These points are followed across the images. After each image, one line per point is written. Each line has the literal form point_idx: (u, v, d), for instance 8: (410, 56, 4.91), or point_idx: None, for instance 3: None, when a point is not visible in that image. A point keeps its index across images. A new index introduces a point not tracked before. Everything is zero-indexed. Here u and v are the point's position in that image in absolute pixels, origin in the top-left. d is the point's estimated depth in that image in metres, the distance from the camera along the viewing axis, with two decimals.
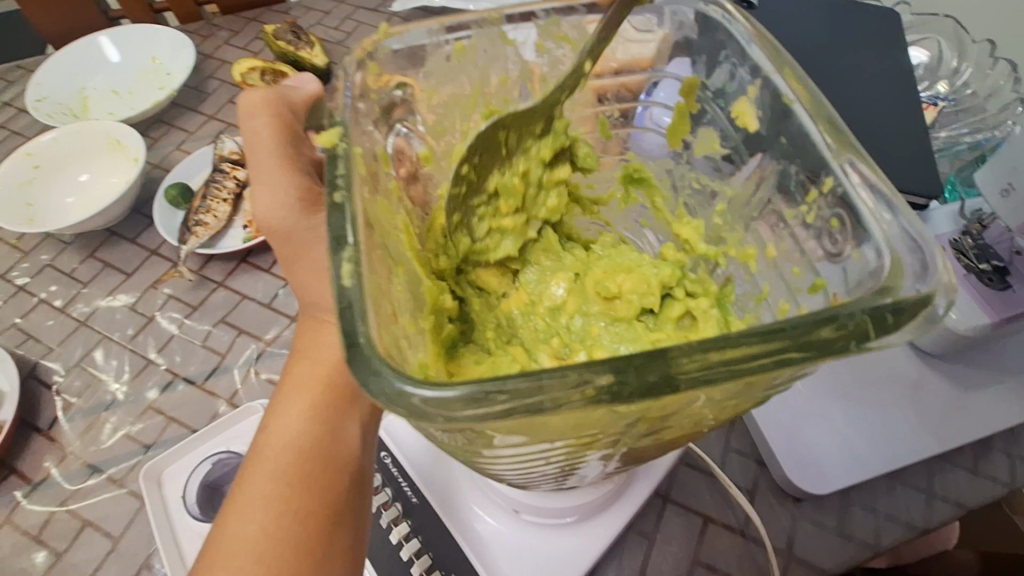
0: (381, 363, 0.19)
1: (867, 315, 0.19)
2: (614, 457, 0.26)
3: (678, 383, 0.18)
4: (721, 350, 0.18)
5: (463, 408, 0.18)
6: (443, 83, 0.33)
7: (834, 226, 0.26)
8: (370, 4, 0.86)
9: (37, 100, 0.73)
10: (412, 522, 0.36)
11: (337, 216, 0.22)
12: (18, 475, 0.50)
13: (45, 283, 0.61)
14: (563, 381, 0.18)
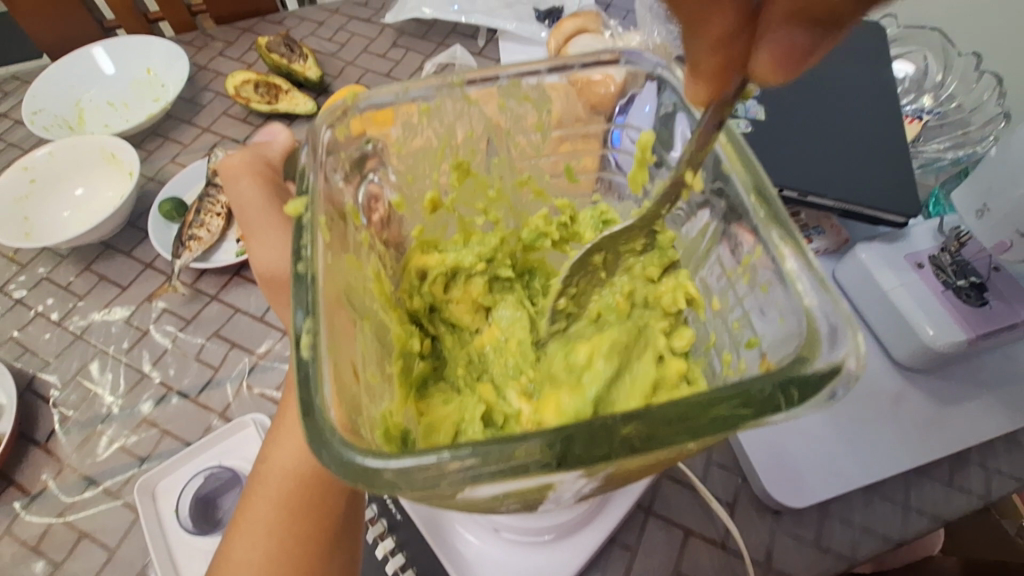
0: (336, 435, 0.21)
1: (777, 389, 0.22)
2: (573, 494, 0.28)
3: (618, 444, 0.20)
4: (646, 421, 0.21)
5: (421, 474, 0.20)
6: (410, 137, 0.34)
7: (765, 290, 0.28)
8: (363, 14, 0.87)
9: (32, 112, 0.74)
10: (396, 537, 0.37)
11: (301, 286, 0.25)
12: (17, 487, 0.51)
13: (42, 296, 0.62)
14: (507, 456, 0.20)
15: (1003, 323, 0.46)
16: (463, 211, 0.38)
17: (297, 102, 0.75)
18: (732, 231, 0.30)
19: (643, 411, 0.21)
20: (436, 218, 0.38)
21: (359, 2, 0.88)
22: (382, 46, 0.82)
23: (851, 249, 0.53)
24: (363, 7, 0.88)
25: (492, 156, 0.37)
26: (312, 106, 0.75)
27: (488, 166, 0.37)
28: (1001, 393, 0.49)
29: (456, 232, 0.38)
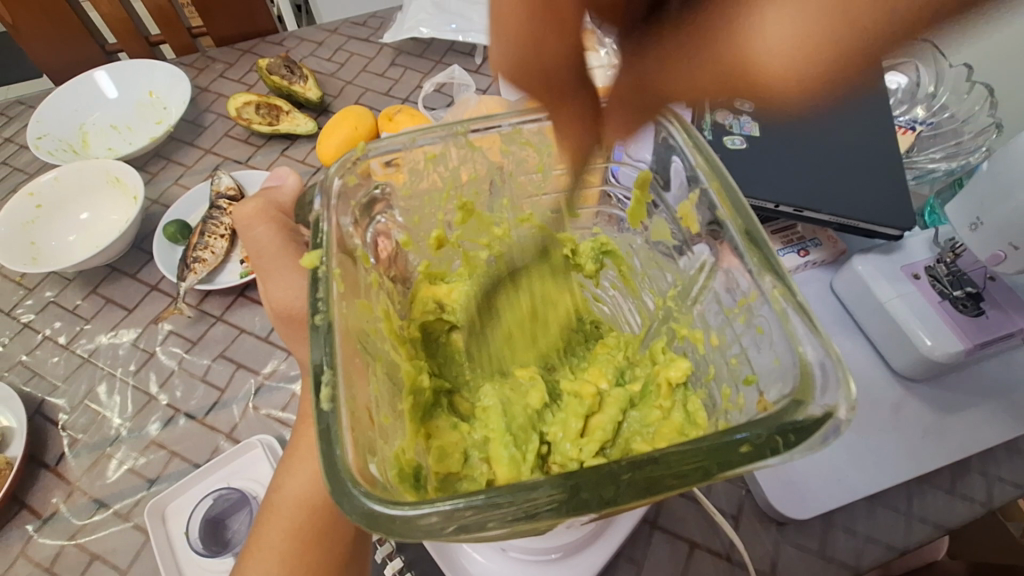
0: (356, 486, 0.22)
1: (771, 434, 0.23)
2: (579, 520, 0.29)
3: (622, 486, 0.21)
4: (647, 469, 0.22)
5: (433, 524, 0.21)
6: (417, 180, 0.35)
7: (760, 331, 0.28)
8: (361, 34, 0.88)
9: (37, 137, 0.75)
10: (405, 556, 0.38)
11: (318, 336, 0.26)
12: (30, 510, 0.53)
13: (50, 319, 0.63)
14: (515, 505, 0.21)
15: (1000, 332, 0.47)
16: (468, 245, 0.39)
17: (298, 122, 0.75)
18: (726, 269, 0.31)
19: (643, 458, 0.22)
20: (442, 254, 0.39)
21: (357, 22, 0.90)
22: (381, 65, 0.84)
23: (848, 261, 0.54)
24: (361, 27, 0.89)
25: (495, 197, 0.38)
26: (313, 125, 0.75)
27: (491, 207, 0.38)
28: (1000, 401, 0.50)
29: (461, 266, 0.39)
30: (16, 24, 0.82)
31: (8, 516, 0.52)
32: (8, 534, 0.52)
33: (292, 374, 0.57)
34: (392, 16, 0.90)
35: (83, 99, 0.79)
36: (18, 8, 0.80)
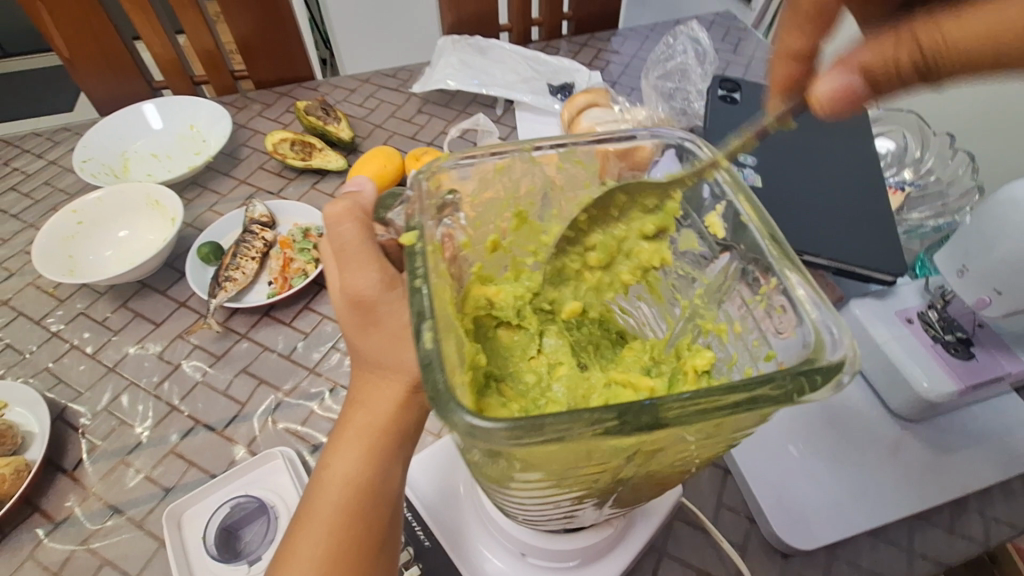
0: (455, 402, 0.20)
1: (798, 377, 0.21)
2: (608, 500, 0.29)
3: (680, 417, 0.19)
4: (704, 398, 0.20)
5: (501, 436, 0.19)
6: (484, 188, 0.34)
7: (779, 312, 0.28)
8: (391, 84, 0.95)
9: (83, 160, 0.79)
10: (421, 565, 0.39)
11: (418, 296, 0.23)
12: (44, 514, 0.53)
13: (79, 330, 0.65)
14: (583, 422, 0.19)
15: (988, 376, 0.50)
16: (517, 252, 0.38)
17: (329, 158, 0.81)
18: (749, 269, 0.31)
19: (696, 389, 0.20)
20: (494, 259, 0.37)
21: (387, 74, 0.97)
22: (408, 112, 0.90)
23: (845, 305, 0.58)
24: (391, 77, 0.96)
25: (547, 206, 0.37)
26: (343, 163, 0.80)
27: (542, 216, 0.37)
28: (994, 443, 0.52)
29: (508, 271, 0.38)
30: (74, 59, 0.88)
31: (21, 519, 0.53)
32: (20, 537, 0.52)
33: (312, 392, 0.59)
34: (420, 70, 0.98)
35: (128, 129, 0.84)
36: (78, 45, 0.87)
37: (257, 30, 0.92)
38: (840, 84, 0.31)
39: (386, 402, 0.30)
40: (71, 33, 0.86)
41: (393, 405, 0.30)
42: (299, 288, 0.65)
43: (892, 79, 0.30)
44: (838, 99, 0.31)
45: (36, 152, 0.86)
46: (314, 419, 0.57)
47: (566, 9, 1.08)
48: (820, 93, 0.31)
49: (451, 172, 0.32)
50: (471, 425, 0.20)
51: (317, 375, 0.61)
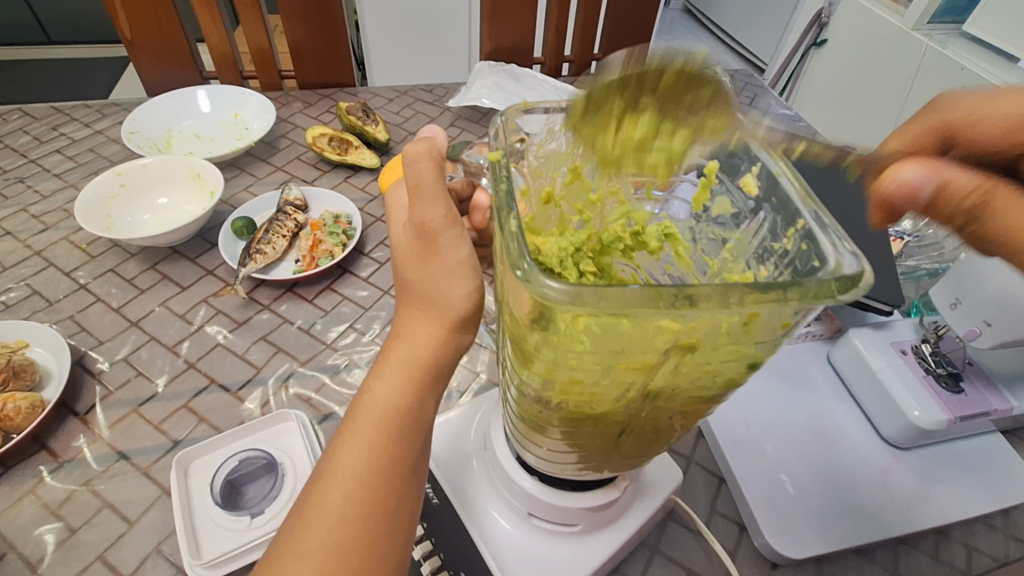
0: (522, 263, 0.19)
1: (830, 280, 0.19)
2: (622, 441, 0.28)
3: (732, 302, 0.18)
4: (751, 289, 0.18)
5: (561, 297, 0.18)
6: (549, 140, 0.33)
7: (804, 249, 0.27)
8: (427, 97, 1.01)
9: (130, 131, 0.82)
10: (427, 526, 0.40)
11: (498, 166, 0.25)
12: (48, 453, 0.53)
13: (106, 284, 0.67)
14: (632, 290, 0.18)
15: (977, 410, 0.53)
16: (567, 209, 0.35)
17: (364, 156, 0.85)
18: (773, 215, 0.30)
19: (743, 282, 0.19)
20: (545, 212, 0.34)
21: (424, 88, 1.03)
22: (441, 124, 0.95)
23: (843, 335, 0.61)
24: (428, 92, 1.02)
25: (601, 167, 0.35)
26: (377, 161, 0.85)
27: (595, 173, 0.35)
28: (980, 478, 0.54)
29: (556, 226, 0.34)
30: (135, 41, 0.93)
31: (25, 455, 0.53)
32: (21, 471, 0.52)
33: (327, 364, 0.61)
34: (456, 88, 1.04)
35: (177, 109, 0.88)
36: (141, 27, 0.92)
37: (310, 35, 0.98)
38: (915, 184, 0.34)
39: (429, 338, 0.33)
40: (137, 16, 0.91)
41: (435, 341, 0.33)
42: (326, 268, 0.68)
43: (946, 211, 0.35)
44: (908, 193, 0.34)
45: (84, 121, 0.90)
46: (327, 390, 0.59)
47: (596, 50, 1.16)
48: (899, 179, 0.34)
49: (520, 122, 0.32)
50: (552, 294, 0.18)
51: (333, 350, 0.63)
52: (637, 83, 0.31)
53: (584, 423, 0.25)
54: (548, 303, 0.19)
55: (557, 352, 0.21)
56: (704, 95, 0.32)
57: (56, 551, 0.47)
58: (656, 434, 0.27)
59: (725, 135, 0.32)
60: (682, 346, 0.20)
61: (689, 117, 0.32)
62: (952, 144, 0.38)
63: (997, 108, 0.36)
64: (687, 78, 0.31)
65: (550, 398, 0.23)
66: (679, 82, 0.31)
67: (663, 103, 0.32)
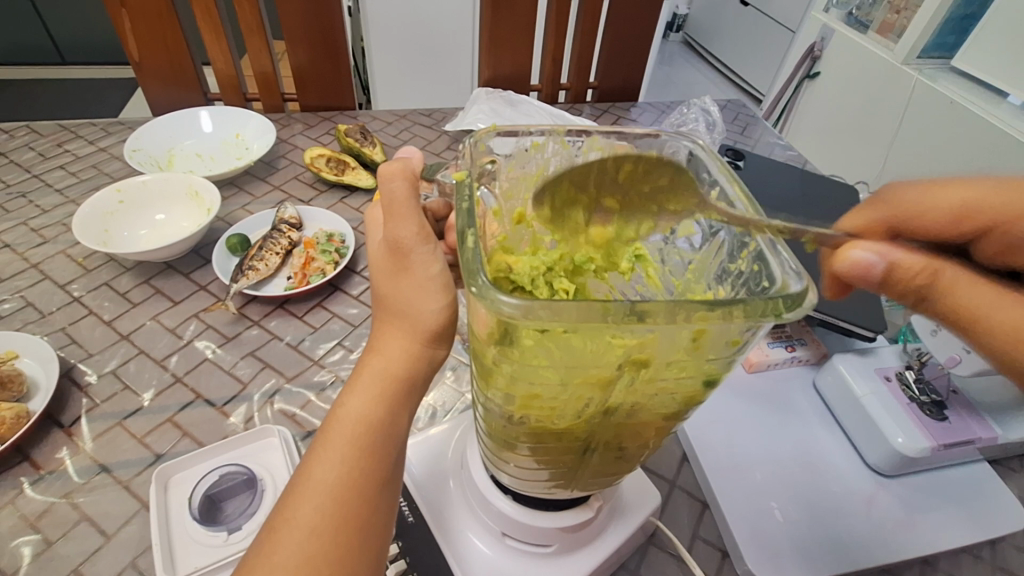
0: (480, 278, 0.20)
1: (774, 299, 0.19)
2: (585, 458, 0.28)
3: (677, 319, 0.19)
4: (693, 306, 0.19)
5: (512, 311, 0.19)
6: (521, 163, 0.34)
7: (758, 269, 0.28)
8: (425, 121, 1.04)
9: (132, 149, 0.84)
10: (401, 543, 0.39)
11: (464, 188, 0.26)
12: (31, 465, 0.53)
13: (99, 298, 0.68)
14: (582, 308, 0.19)
15: (961, 438, 0.53)
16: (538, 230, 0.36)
17: (360, 177, 0.87)
18: (733, 238, 0.31)
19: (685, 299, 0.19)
20: (517, 231, 0.35)
21: (423, 113, 1.06)
22: (438, 147, 0.98)
23: (829, 361, 0.61)
24: (426, 117, 1.05)
25: None
26: (372, 182, 0.87)
27: None
28: (966, 508, 0.54)
29: (528, 247, 0.36)
30: (142, 63, 0.96)
31: (8, 466, 0.53)
32: (3, 482, 0.52)
33: (314, 381, 0.62)
34: (453, 113, 1.06)
35: (179, 128, 0.90)
36: (149, 51, 0.95)
37: (313, 61, 1.01)
38: (867, 262, 0.34)
39: (402, 352, 0.34)
40: (146, 40, 0.94)
41: (407, 354, 0.34)
42: (316, 286, 0.69)
43: (897, 289, 0.35)
44: (861, 271, 0.34)
45: (89, 139, 0.92)
46: (312, 407, 0.59)
47: (592, 78, 1.19)
48: (851, 259, 0.34)
49: (491, 144, 0.32)
50: (508, 310, 0.19)
51: (320, 366, 0.63)
52: (596, 173, 0.34)
53: (548, 438, 0.25)
54: (505, 319, 0.19)
55: (518, 367, 0.21)
56: (661, 182, 0.34)
57: (32, 564, 0.47)
58: (622, 453, 0.28)
59: (685, 212, 0.34)
60: (635, 360, 0.20)
61: (651, 199, 0.35)
62: (899, 235, 0.38)
63: (936, 198, 0.38)
64: (644, 168, 0.34)
65: (512, 412, 0.23)
66: (636, 171, 0.34)
67: (625, 189, 0.35)
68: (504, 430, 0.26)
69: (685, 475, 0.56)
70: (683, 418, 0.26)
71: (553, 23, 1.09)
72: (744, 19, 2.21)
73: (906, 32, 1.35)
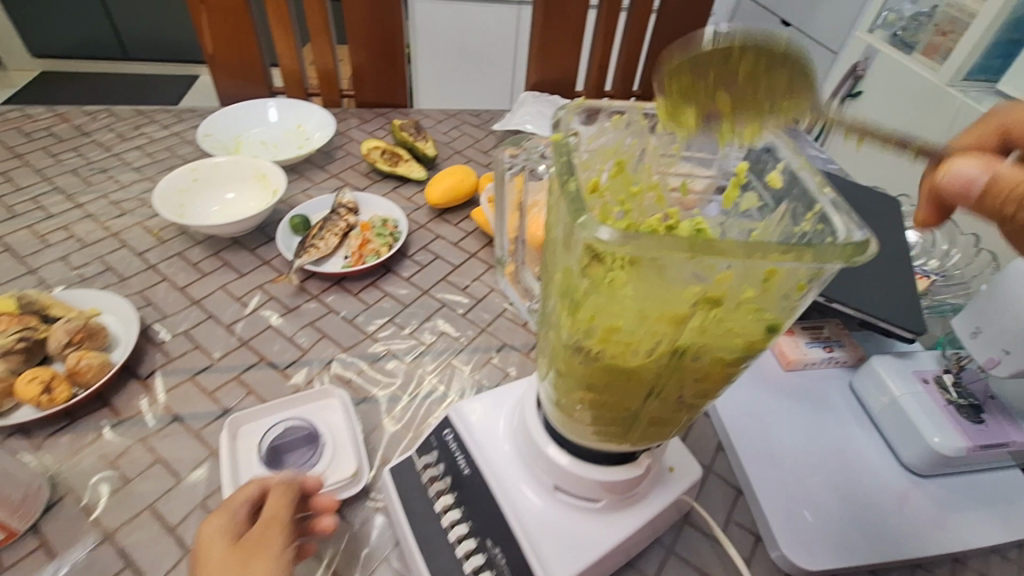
0: (580, 213, 0.23)
1: (844, 247, 0.22)
2: (648, 403, 0.30)
3: (755, 256, 0.21)
4: (770, 247, 0.21)
5: (610, 240, 0.22)
6: (600, 135, 0.37)
7: (822, 228, 0.31)
8: (473, 121, 1.09)
9: (204, 134, 0.90)
10: (456, 495, 0.43)
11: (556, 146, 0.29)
12: (111, 409, 0.57)
13: (173, 266, 0.73)
14: (671, 243, 0.21)
15: (998, 440, 0.54)
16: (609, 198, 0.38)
17: (412, 168, 0.92)
18: (797, 208, 0.34)
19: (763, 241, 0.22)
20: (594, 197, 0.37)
21: (471, 113, 1.11)
22: (486, 144, 1.03)
23: (866, 363, 0.63)
24: (474, 117, 1.10)
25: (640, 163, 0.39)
26: (423, 174, 0.91)
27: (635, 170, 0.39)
28: (1004, 511, 0.54)
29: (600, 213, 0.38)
30: (215, 56, 1.02)
31: (89, 410, 0.57)
32: (86, 424, 0.56)
33: (368, 353, 0.65)
34: (501, 115, 1.11)
35: (247, 116, 0.96)
36: (222, 45, 1.02)
37: (372, 59, 1.07)
38: (967, 176, 0.37)
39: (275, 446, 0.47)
40: (220, 34, 1.00)
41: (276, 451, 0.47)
42: (371, 266, 0.73)
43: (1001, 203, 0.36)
44: (960, 184, 0.37)
45: (164, 124, 0.98)
46: (366, 376, 0.63)
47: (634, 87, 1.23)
48: (952, 171, 0.37)
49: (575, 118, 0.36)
50: (605, 238, 0.22)
51: (373, 340, 0.67)
52: (715, 66, 0.37)
53: (617, 377, 0.28)
54: (600, 247, 0.22)
55: (602, 297, 0.24)
56: (779, 81, 0.38)
57: (111, 498, 0.51)
58: (680, 401, 0.30)
59: (795, 114, 0.38)
60: (710, 297, 0.23)
61: (768, 98, 0.38)
62: (1010, 144, 0.43)
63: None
64: (766, 62, 0.37)
65: (591, 345, 0.26)
66: (756, 68, 0.37)
67: (743, 84, 0.38)
68: (577, 367, 0.29)
69: (720, 462, 0.58)
70: (741, 367, 0.29)
71: (601, 31, 1.13)
72: None
73: (952, 54, 1.35)
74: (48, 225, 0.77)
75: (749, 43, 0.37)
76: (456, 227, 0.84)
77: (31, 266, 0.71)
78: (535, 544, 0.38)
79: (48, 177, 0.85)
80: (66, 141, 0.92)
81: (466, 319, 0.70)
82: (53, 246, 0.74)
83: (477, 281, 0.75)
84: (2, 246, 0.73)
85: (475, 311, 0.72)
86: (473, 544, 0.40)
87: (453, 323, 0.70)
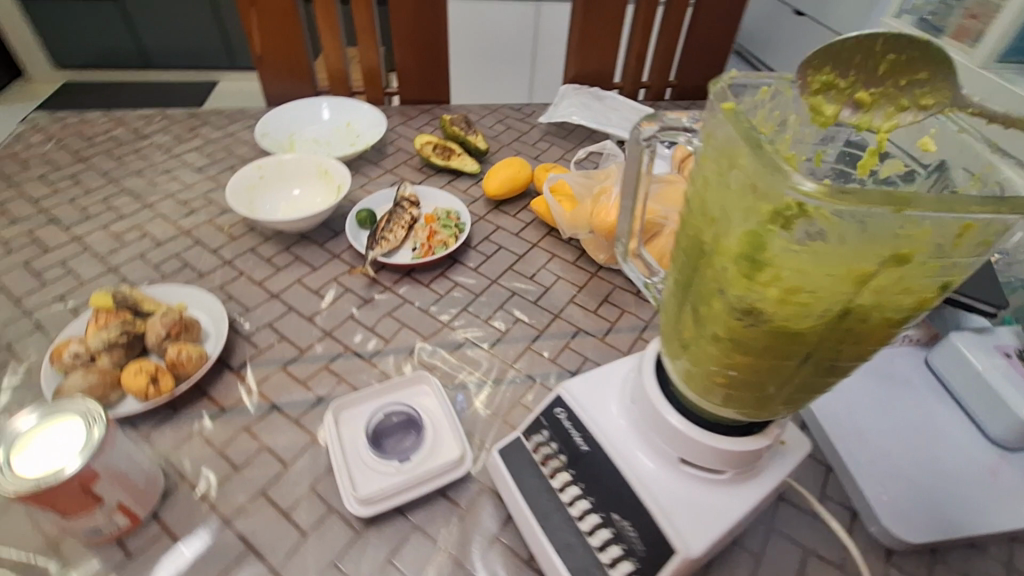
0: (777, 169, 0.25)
1: None
2: (804, 368, 0.32)
3: (958, 207, 0.23)
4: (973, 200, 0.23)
5: (817, 194, 0.23)
6: (749, 106, 0.38)
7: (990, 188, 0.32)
8: (517, 115, 1.10)
9: (262, 133, 0.92)
10: (575, 471, 0.44)
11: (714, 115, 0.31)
12: (211, 398, 0.59)
13: (247, 262, 0.75)
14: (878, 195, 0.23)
15: None
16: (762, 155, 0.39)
17: (466, 162, 0.93)
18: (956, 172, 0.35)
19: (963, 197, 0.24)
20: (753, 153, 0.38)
21: (514, 107, 1.12)
22: (532, 137, 1.04)
23: (944, 339, 0.63)
24: (517, 111, 1.11)
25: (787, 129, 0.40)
26: (477, 168, 0.92)
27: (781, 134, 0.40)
28: None
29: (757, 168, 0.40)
30: (264, 58, 1.04)
31: (189, 401, 0.58)
32: (188, 414, 0.57)
33: (448, 341, 0.66)
34: (543, 108, 1.12)
35: (299, 116, 0.97)
36: (270, 47, 1.03)
37: (416, 56, 1.08)
38: None
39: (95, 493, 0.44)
40: (269, 36, 1.02)
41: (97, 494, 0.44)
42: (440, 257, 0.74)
43: None
44: None
45: (217, 126, 1.00)
46: (450, 364, 0.64)
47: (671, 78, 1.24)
48: None
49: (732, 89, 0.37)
50: (811, 189, 0.23)
51: (452, 328, 0.68)
52: (861, 54, 0.34)
53: (781, 337, 0.30)
54: (803, 200, 0.24)
55: (790, 254, 0.26)
56: (921, 75, 0.34)
57: (223, 483, 0.52)
58: (834, 365, 0.32)
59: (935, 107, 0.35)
60: (905, 252, 0.25)
61: (905, 87, 0.35)
62: None
63: None
64: (906, 59, 0.34)
65: (767, 303, 0.28)
66: (897, 64, 0.34)
67: (882, 80, 0.35)
68: (742, 327, 0.30)
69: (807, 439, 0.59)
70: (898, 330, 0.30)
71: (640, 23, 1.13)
72: (801, 29, 2.23)
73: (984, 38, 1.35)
74: (122, 225, 0.79)
75: (899, 43, 0.33)
76: (515, 218, 0.85)
77: (112, 265, 0.73)
78: (667, 515, 0.40)
79: (114, 180, 0.87)
80: (126, 145, 0.94)
81: (538, 306, 0.72)
82: (130, 245, 0.76)
83: (543, 269, 0.77)
84: (81, 247, 0.75)
85: (545, 299, 0.73)
86: (598, 518, 0.42)
87: (527, 311, 0.71)
